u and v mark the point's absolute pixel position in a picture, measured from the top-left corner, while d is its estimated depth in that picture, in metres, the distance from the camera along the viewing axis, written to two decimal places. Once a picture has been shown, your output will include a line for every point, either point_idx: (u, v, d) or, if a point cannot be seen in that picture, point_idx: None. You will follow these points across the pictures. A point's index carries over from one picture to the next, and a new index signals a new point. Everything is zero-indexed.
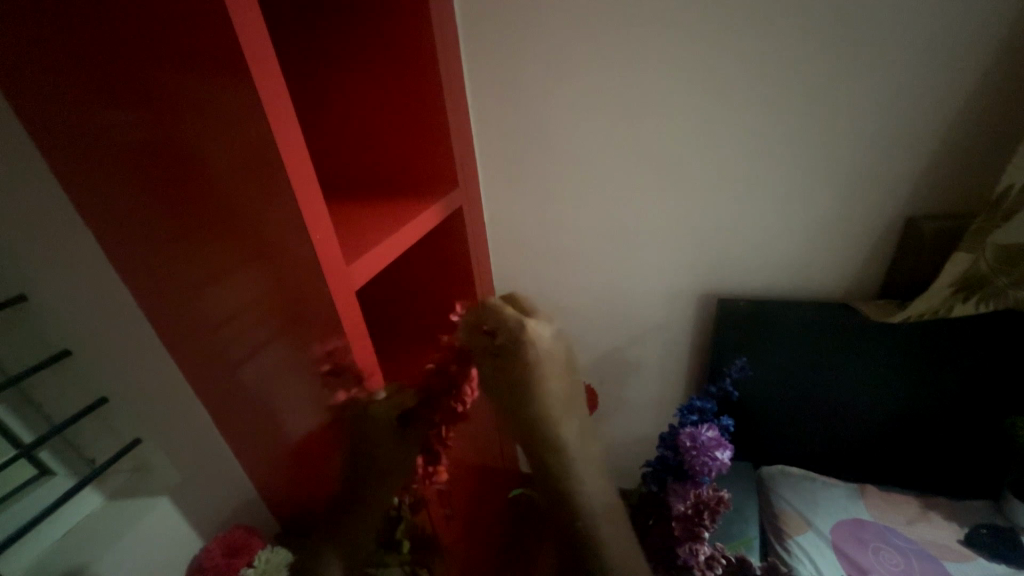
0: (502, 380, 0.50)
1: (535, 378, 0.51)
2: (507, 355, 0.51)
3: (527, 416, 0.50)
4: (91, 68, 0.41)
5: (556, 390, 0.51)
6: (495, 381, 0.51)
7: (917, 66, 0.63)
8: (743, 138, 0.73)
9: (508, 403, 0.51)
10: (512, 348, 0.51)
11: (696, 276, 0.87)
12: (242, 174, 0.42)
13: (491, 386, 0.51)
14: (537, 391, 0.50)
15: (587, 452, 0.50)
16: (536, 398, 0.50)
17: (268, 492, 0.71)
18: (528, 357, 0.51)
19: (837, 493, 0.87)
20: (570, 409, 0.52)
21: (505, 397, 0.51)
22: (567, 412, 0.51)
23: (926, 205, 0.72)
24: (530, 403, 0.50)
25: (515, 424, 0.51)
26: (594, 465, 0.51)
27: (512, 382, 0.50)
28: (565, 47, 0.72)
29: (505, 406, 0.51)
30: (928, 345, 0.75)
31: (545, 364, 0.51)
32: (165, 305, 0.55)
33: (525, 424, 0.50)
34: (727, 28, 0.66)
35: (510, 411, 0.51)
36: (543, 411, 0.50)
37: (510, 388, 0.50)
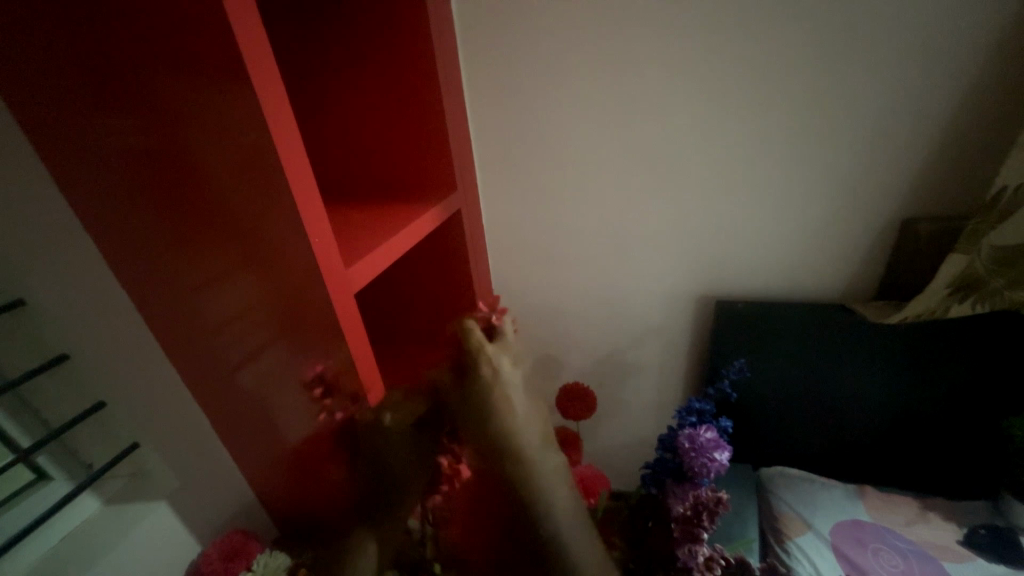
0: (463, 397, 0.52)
1: (498, 400, 0.52)
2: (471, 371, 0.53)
3: (487, 430, 0.50)
4: (90, 73, 0.41)
5: (515, 403, 0.52)
6: (460, 401, 0.52)
7: (912, 69, 0.64)
8: (740, 141, 0.73)
9: (469, 419, 0.51)
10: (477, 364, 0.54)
11: (695, 278, 0.87)
12: (240, 178, 0.42)
13: (459, 401, 0.52)
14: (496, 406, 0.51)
15: (554, 470, 0.50)
16: (496, 411, 0.51)
17: (268, 497, 0.71)
18: (490, 375, 0.53)
19: (835, 494, 0.87)
20: (534, 423, 0.52)
21: (467, 411, 0.52)
22: (528, 425, 0.51)
23: (921, 207, 0.73)
24: (490, 416, 0.51)
25: (476, 441, 0.51)
26: (563, 483, 0.51)
27: (475, 395, 0.52)
28: (563, 49, 0.72)
29: (467, 423, 0.52)
30: (925, 346, 0.75)
31: (505, 382, 0.53)
32: (165, 310, 0.55)
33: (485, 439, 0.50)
34: (723, 31, 0.67)
35: (471, 426, 0.51)
36: (507, 432, 0.50)
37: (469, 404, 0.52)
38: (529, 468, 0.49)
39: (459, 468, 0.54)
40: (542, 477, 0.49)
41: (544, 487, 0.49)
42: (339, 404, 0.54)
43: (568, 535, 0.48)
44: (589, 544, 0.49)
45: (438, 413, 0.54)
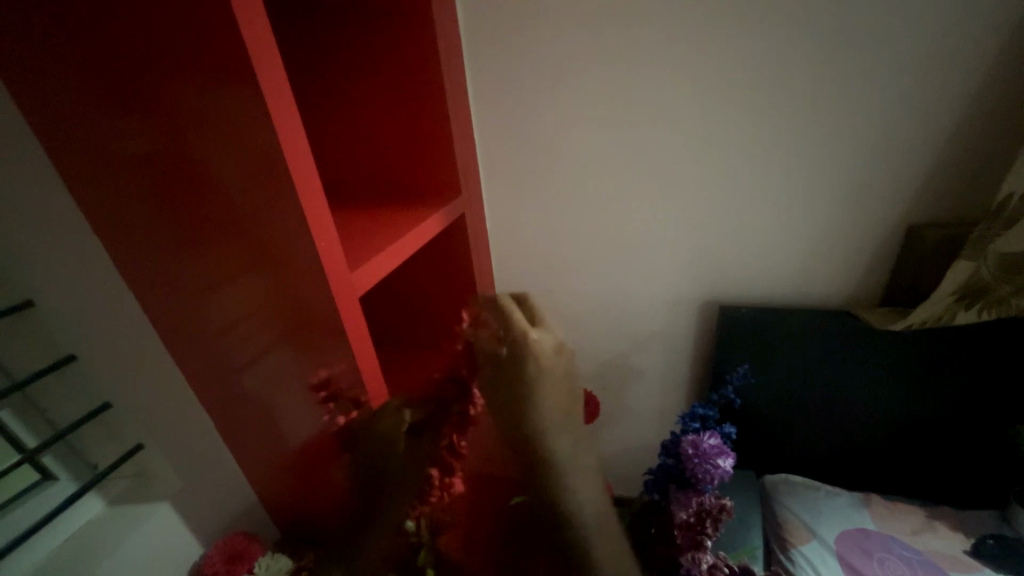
0: (499, 389, 0.53)
1: (536, 384, 0.52)
2: (511, 364, 0.54)
3: (528, 414, 0.51)
4: (100, 78, 0.42)
5: (552, 401, 0.51)
6: (501, 385, 0.53)
7: (916, 75, 0.64)
8: (743, 146, 0.73)
9: (507, 410, 0.52)
10: (518, 357, 0.54)
11: (699, 282, 0.87)
12: (246, 181, 0.42)
13: (496, 387, 0.54)
14: (534, 400, 0.51)
15: (583, 462, 0.49)
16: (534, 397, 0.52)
17: (270, 499, 0.71)
18: (530, 369, 0.53)
19: (840, 503, 0.86)
20: (569, 423, 0.51)
21: (505, 402, 0.52)
22: (563, 425, 0.51)
23: (926, 213, 0.72)
24: (529, 409, 0.51)
25: (509, 434, 0.51)
26: (592, 477, 0.50)
27: (513, 381, 0.53)
28: (567, 54, 0.73)
29: (503, 407, 0.52)
30: (931, 353, 0.75)
31: (543, 377, 0.53)
32: (171, 311, 0.55)
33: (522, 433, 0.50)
34: (727, 37, 0.67)
35: (507, 418, 0.51)
36: (542, 417, 0.51)
37: (509, 394, 0.52)
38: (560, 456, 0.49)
39: (450, 480, 0.54)
40: (569, 475, 0.48)
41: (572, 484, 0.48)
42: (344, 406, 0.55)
43: (593, 528, 0.47)
44: (613, 537, 0.48)
45: (428, 426, 0.56)
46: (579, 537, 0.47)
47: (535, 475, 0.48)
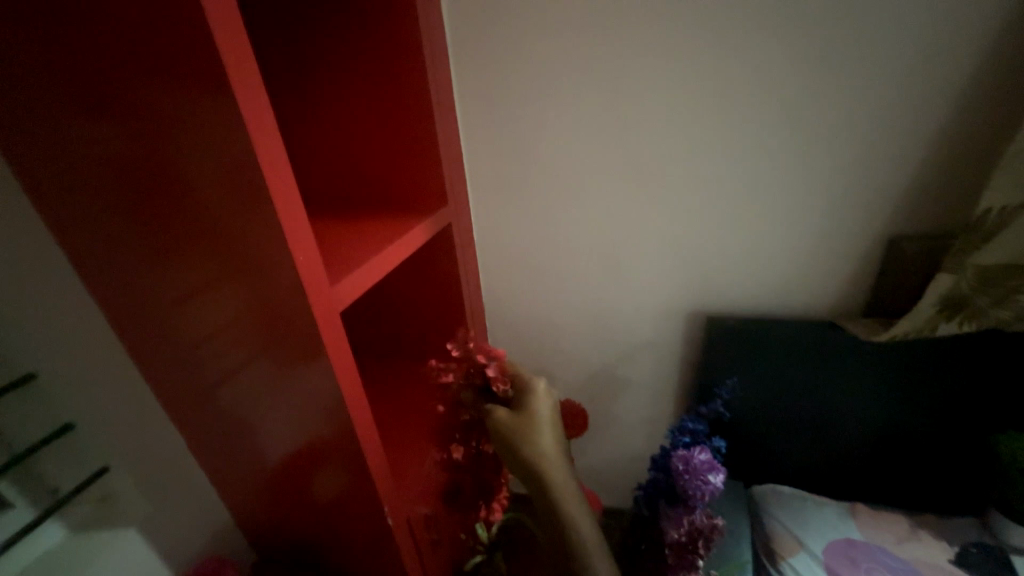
0: (498, 419, 0.55)
1: (533, 426, 0.54)
2: (515, 401, 0.58)
3: (525, 454, 0.53)
4: (64, 83, 0.40)
5: (545, 433, 0.54)
6: (500, 427, 0.55)
7: (896, 90, 0.65)
8: (729, 159, 0.74)
9: (506, 443, 0.54)
10: (520, 395, 0.58)
11: (687, 293, 0.87)
12: (221, 192, 0.41)
13: (497, 435, 0.55)
14: (530, 431, 0.54)
15: (569, 482, 0.53)
16: (529, 438, 0.54)
17: (247, 519, 0.70)
18: (533, 405, 0.56)
19: (828, 513, 0.86)
20: (563, 452, 0.55)
21: (505, 443, 0.54)
22: (560, 455, 0.54)
23: (906, 226, 0.74)
24: (521, 441, 0.53)
25: (508, 457, 0.54)
26: (578, 496, 0.53)
27: (512, 426, 0.54)
28: (554, 67, 0.73)
29: (503, 448, 0.54)
30: (915, 363, 0.76)
31: (544, 412, 0.56)
32: (142, 325, 0.53)
33: (518, 457, 0.53)
34: (713, 52, 0.68)
35: (505, 447, 0.54)
36: (538, 456, 0.53)
37: (506, 424, 0.55)
38: (552, 484, 0.52)
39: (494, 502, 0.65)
40: (564, 496, 0.52)
41: (563, 494, 0.52)
42: (329, 424, 0.53)
43: (585, 546, 0.51)
44: (603, 550, 0.52)
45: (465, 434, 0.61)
46: (575, 547, 0.51)
47: (543, 499, 0.52)
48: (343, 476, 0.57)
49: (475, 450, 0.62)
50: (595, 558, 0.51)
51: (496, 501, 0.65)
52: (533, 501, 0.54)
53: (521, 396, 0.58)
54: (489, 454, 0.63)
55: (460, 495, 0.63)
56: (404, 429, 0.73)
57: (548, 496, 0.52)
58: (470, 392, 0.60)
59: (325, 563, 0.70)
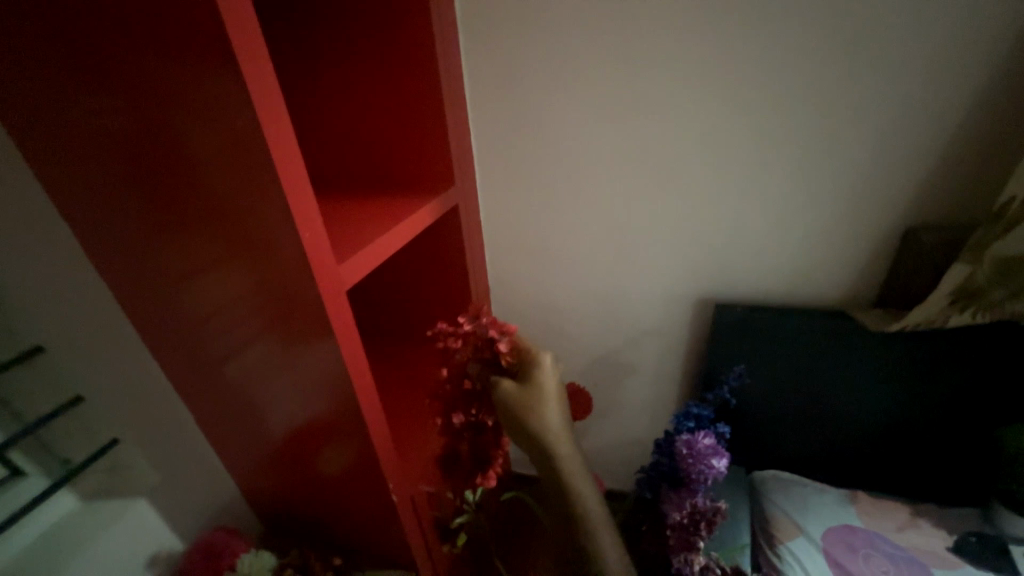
0: (503, 391, 0.55)
1: (538, 401, 0.54)
2: (520, 373, 0.58)
3: (530, 427, 0.53)
4: (62, 50, 0.38)
5: (551, 407, 0.54)
6: (506, 401, 0.55)
7: (926, 71, 0.62)
8: (744, 142, 0.71)
9: (511, 417, 0.54)
10: (526, 367, 0.57)
11: (694, 280, 0.86)
12: (225, 165, 0.39)
13: (502, 408, 0.55)
14: (535, 404, 0.54)
15: (573, 457, 0.53)
16: (534, 413, 0.53)
17: (254, 491, 0.71)
18: (539, 379, 0.56)
19: (828, 499, 0.87)
20: (567, 426, 0.55)
21: (510, 417, 0.54)
22: (564, 430, 0.54)
23: (923, 214, 0.72)
24: (526, 415, 0.53)
25: (513, 430, 0.54)
26: (582, 471, 0.53)
27: (517, 399, 0.54)
28: (568, 41, 0.70)
29: (508, 421, 0.55)
30: (926, 355, 0.75)
31: (549, 386, 0.56)
32: (148, 300, 0.53)
33: (523, 430, 0.54)
34: (734, 28, 0.64)
35: (510, 420, 0.55)
36: (542, 430, 0.53)
37: (512, 397, 0.55)
38: (556, 459, 0.52)
39: (488, 474, 0.63)
40: (567, 471, 0.52)
41: (568, 469, 0.52)
42: (334, 401, 0.53)
43: (589, 518, 0.52)
44: (606, 522, 0.53)
45: (466, 403, 0.61)
46: (580, 521, 0.52)
47: (546, 472, 0.53)
48: (349, 451, 0.57)
49: (472, 419, 0.61)
50: (598, 529, 0.52)
51: (491, 473, 0.62)
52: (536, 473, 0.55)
53: (526, 369, 0.57)
54: (488, 425, 0.61)
55: (458, 462, 0.62)
56: (408, 408, 0.73)
57: (553, 470, 0.52)
58: (477, 364, 0.60)
59: (331, 535, 0.71)
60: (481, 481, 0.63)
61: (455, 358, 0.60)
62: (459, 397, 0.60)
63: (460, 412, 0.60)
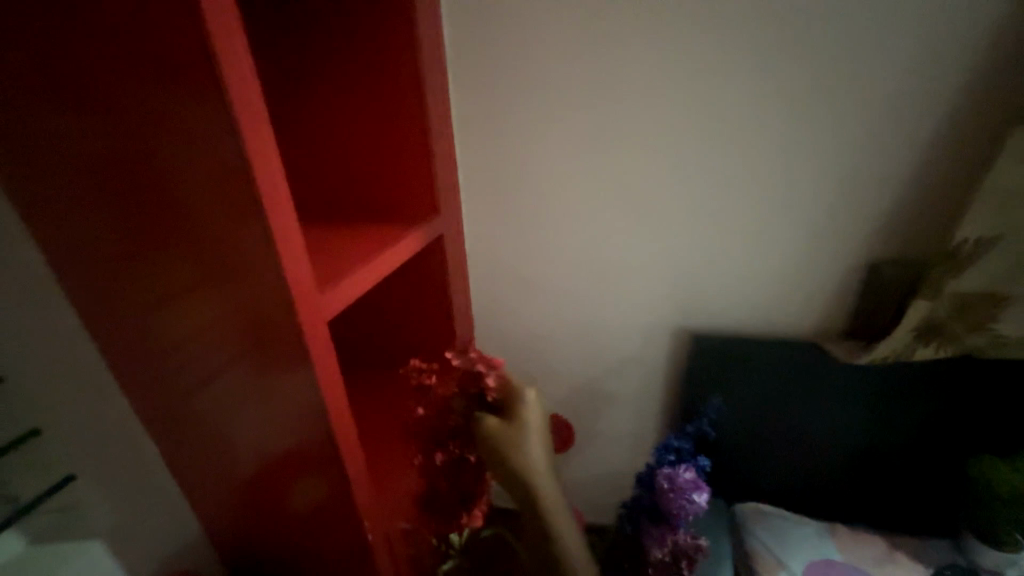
0: (487, 428, 0.55)
1: (523, 438, 0.54)
2: (506, 410, 0.57)
3: (514, 465, 0.53)
4: (50, 78, 0.39)
5: (536, 447, 0.54)
6: (489, 437, 0.54)
7: (879, 120, 0.67)
8: (716, 180, 0.75)
9: (494, 454, 0.54)
10: (512, 405, 0.57)
11: (673, 310, 0.88)
12: (210, 195, 0.40)
13: (485, 446, 0.54)
14: (520, 441, 0.54)
15: (555, 494, 0.54)
16: (518, 450, 0.53)
17: (217, 530, 0.67)
18: (523, 415, 0.56)
19: (808, 532, 0.86)
20: (550, 463, 0.55)
21: (493, 454, 0.54)
22: (547, 467, 0.54)
23: (885, 251, 0.76)
24: (510, 453, 0.53)
25: (496, 467, 0.54)
26: (563, 508, 0.54)
27: (501, 436, 0.54)
28: (552, 83, 0.73)
29: (490, 458, 0.54)
30: (893, 387, 0.78)
31: (533, 423, 0.56)
32: (117, 326, 0.51)
33: (506, 469, 0.53)
34: (705, 77, 0.69)
35: (493, 456, 0.54)
36: (526, 468, 0.53)
37: (496, 434, 0.54)
38: (539, 497, 0.53)
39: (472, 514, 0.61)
40: (549, 508, 0.53)
41: (549, 510, 0.53)
42: (308, 434, 0.51)
43: (568, 553, 0.53)
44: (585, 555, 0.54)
45: (448, 439, 0.59)
46: (563, 558, 0.53)
47: (528, 509, 0.53)
48: (322, 486, 0.55)
49: (455, 455, 0.59)
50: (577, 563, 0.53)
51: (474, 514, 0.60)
52: (518, 509, 0.55)
53: (511, 405, 0.57)
54: (471, 462, 0.59)
55: (437, 501, 0.59)
56: (386, 439, 0.71)
57: (535, 510, 0.53)
58: (462, 399, 0.59)
59: None
60: (467, 522, 0.60)
61: (436, 395, 0.59)
62: (442, 433, 0.58)
63: (442, 450, 0.59)
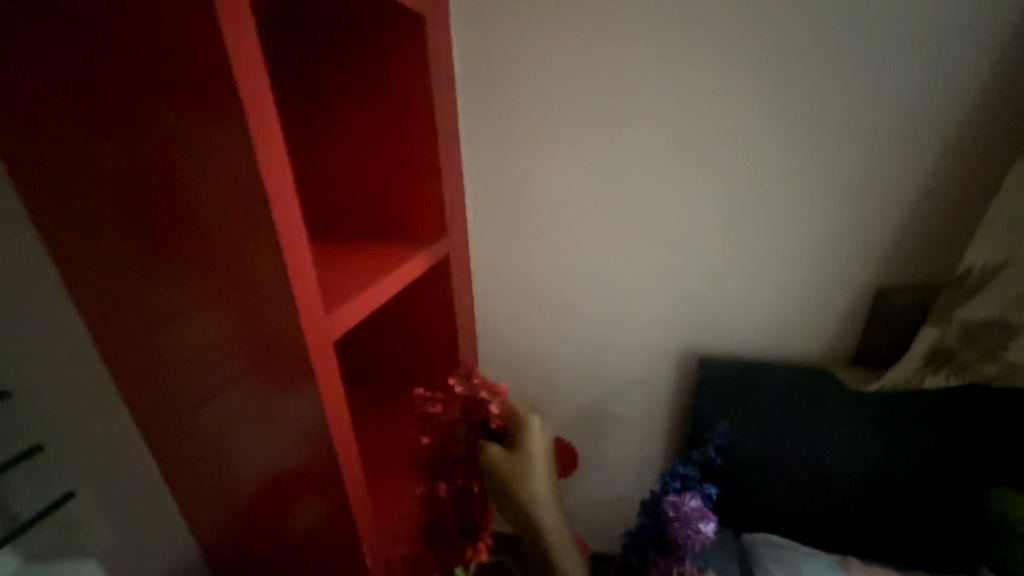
0: (490, 457, 0.54)
1: (528, 468, 0.53)
2: (511, 437, 0.57)
3: (517, 496, 0.52)
4: (76, 104, 0.40)
5: (540, 476, 0.53)
6: (493, 467, 0.54)
7: (879, 149, 0.69)
8: (720, 206, 0.76)
9: (498, 484, 0.53)
10: (516, 431, 0.57)
11: (679, 334, 0.87)
12: (224, 216, 0.41)
13: (489, 475, 0.54)
14: (524, 471, 0.53)
15: (559, 527, 0.53)
16: (522, 481, 0.52)
17: (214, 553, 0.66)
18: (527, 444, 0.55)
19: (820, 566, 0.81)
20: (555, 494, 0.54)
21: (497, 484, 0.53)
22: (551, 498, 0.53)
23: (893, 277, 0.76)
24: (514, 484, 0.52)
25: (500, 497, 0.53)
26: (567, 541, 0.53)
27: (505, 466, 0.53)
28: (559, 111, 0.76)
29: (494, 488, 0.54)
30: (903, 415, 0.76)
31: (538, 452, 0.55)
32: (126, 342, 0.52)
33: (510, 501, 0.53)
34: (706, 107, 0.71)
35: (497, 487, 0.53)
36: (529, 499, 0.52)
37: (500, 464, 0.53)
38: (542, 529, 0.52)
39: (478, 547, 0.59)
40: (553, 540, 0.52)
41: (554, 543, 0.52)
42: (309, 454, 0.51)
43: None
44: None
45: (451, 469, 0.58)
46: None
47: (532, 542, 0.52)
48: (319, 508, 0.54)
49: (458, 485, 0.58)
50: None
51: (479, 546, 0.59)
52: (521, 542, 0.53)
53: (516, 433, 0.56)
54: (474, 493, 0.59)
55: (442, 533, 0.59)
56: (388, 461, 0.71)
57: (540, 541, 0.52)
58: (466, 428, 0.58)
59: None
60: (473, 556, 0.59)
61: (439, 422, 0.58)
62: (446, 461, 0.58)
63: (445, 481, 0.58)
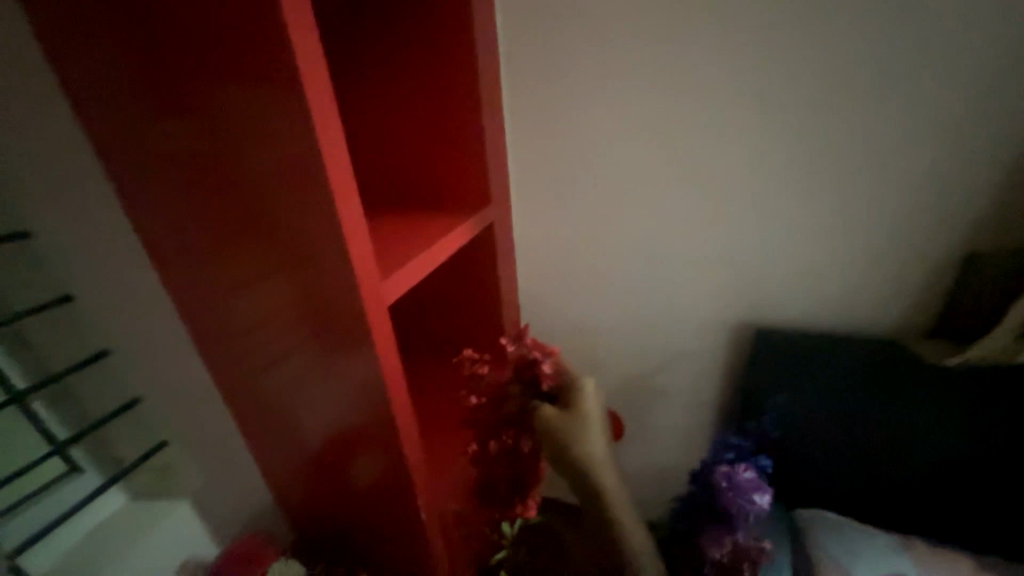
0: (545, 416, 0.55)
1: (583, 428, 0.54)
2: (564, 398, 0.57)
3: (574, 455, 0.52)
4: (145, 80, 0.43)
5: (595, 436, 0.54)
6: (548, 425, 0.55)
7: (984, 91, 0.59)
8: (784, 165, 0.70)
9: (554, 443, 0.54)
10: (569, 393, 0.57)
11: (734, 304, 0.83)
12: (284, 183, 0.42)
13: (545, 434, 0.55)
14: (580, 431, 0.53)
15: (616, 483, 0.53)
16: (579, 440, 0.53)
17: (287, 499, 0.73)
18: (581, 405, 0.55)
19: (879, 544, 0.79)
20: (610, 453, 0.54)
21: (552, 444, 0.54)
22: (607, 457, 0.54)
23: (989, 238, 0.67)
24: (570, 442, 0.53)
25: (555, 456, 0.54)
26: (624, 498, 0.54)
27: (561, 425, 0.54)
28: (607, 67, 0.71)
29: (550, 447, 0.54)
30: (990, 392, 0.69)
31: (592, 412, 0.55)
32: (202, 306, 0.56)
33: (565, 460, 0.53)
34: (772, 53, 0.64)
35: (553, 446, 0.54)
36: (586, 457, 0.52)
37: (555, 424, 0.54)
38: (599, 486, 0.52)
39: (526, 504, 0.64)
40: (611, 496, 0.52)
41: (612, 499, 0.52)
42: (369, 412, 0.54)
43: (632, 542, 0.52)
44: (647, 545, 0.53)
45: (502, 428, 0.60)
46: (625, 547, 0.52)
47: (589, 499, 0.53)
48: (379, 463, 0.58)
49: (508, 444, 0.59)
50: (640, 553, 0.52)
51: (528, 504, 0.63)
52: (577, 499, 0.54)
53: (569, 395, 0.57)
54: (524, 452, 0.60)
55: (494, 488, 0.62)
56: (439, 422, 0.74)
57: (596, 498, 0.52)
58: (518, 387, 0.59)
59: (363, 549, 0.71)
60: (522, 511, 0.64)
61: (490, 382, 0.60)
62: (497, 421, 0.59)
63: (496, 439, 0.60)
